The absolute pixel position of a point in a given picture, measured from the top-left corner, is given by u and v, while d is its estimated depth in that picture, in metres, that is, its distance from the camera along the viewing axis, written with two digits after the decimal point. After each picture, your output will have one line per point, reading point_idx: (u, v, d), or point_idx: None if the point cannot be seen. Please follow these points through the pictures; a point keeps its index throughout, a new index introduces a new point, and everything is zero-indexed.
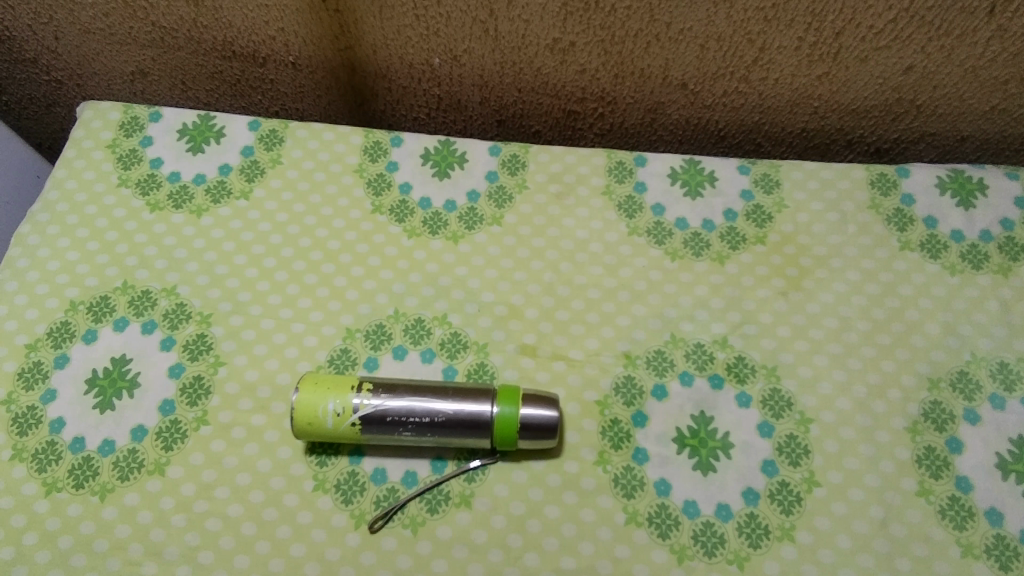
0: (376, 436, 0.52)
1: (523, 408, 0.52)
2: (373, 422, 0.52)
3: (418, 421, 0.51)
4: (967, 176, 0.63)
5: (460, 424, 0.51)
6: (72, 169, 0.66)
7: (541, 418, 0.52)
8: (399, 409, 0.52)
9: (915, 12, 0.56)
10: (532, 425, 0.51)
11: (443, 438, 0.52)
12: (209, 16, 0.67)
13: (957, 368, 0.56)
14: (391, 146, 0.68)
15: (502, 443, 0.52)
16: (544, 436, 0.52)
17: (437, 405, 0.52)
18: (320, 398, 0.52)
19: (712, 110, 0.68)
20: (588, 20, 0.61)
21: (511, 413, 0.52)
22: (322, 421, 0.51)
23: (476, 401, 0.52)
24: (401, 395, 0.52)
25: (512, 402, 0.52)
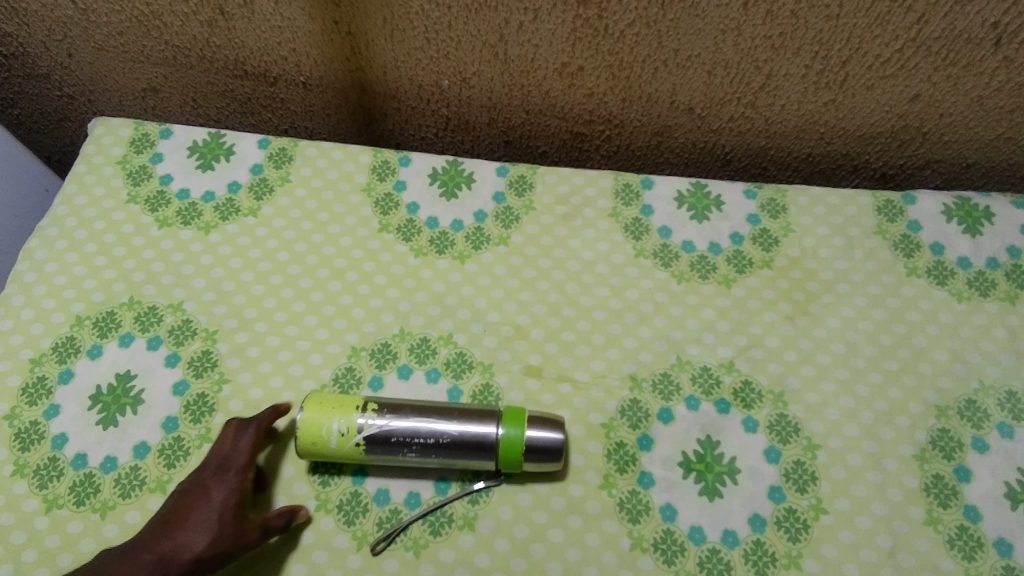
0: (380, 457, 0.52)
1: (529, 430, 0.51)
2: (377, 443, 0.51)
3: (423, 442, 0.51)
4: (973, 203, 0.63)
5: (465, 446, 0.51)
6: (82, 185, 0.67)
7: (547, 441, 0.51)
8: (404, 430, 0.51)
9: (921, 42, 0.57)
10: (537, 448, 0.51)
11: (447, 459, 0.52)
12: (222, 36, 0.68)
13: (965, 396, 0.56)
14: (399, 165, 0.68)
15: (507, 466, 0.52)
16: (550, 459, 0.51)
17: (442, 426, 0.51)
18: (324, 417, 0.52)
19: (718, 135, 0.69)
20: (597, 46, 0.61)
21: (516, 435, 0.51)
22: (326, 440, 0.51)
23: (481, 422, 0.52)
24: (406, 415, 0.52)
25: (517, 424, 0.52)
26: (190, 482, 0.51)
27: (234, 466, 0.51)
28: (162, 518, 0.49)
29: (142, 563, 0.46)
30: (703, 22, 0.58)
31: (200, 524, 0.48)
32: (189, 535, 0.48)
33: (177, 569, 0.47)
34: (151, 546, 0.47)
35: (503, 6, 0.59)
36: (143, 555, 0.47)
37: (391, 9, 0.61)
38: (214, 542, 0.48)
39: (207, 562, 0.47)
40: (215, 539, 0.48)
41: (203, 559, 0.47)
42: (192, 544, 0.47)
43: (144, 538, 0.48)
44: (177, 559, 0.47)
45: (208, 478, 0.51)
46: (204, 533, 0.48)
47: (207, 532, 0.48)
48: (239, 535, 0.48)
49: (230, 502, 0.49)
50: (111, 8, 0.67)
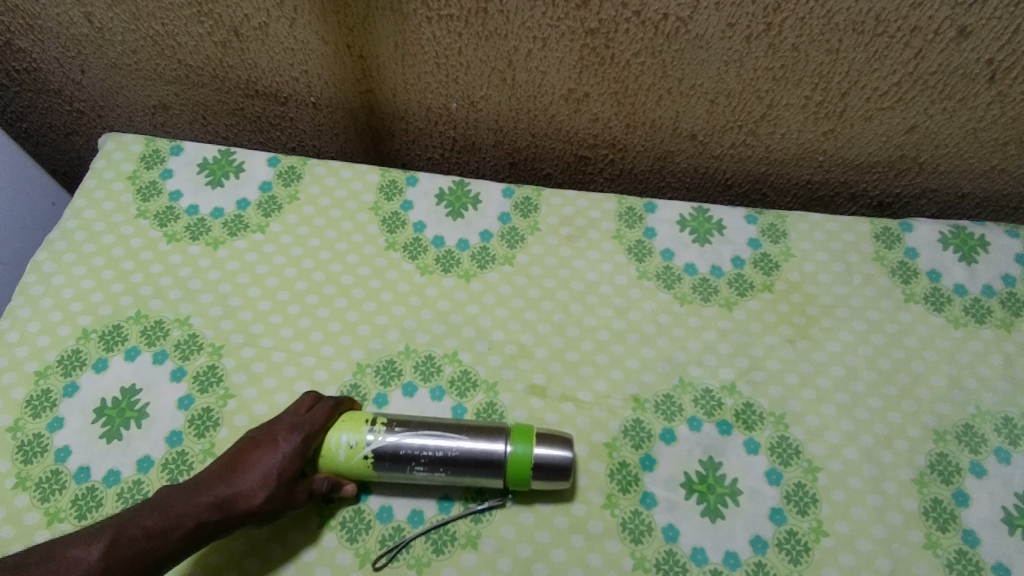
0: (387, 473, 0.52)
1: (536, 447, 0.52)
2: (385, 457, 0.52)
3: (431, 456, 0.51)
4: (969, 232, 0.65)
5: (474, 462, 0.51)
6: (91, 199, 0.68)
7: (555, 458, 0.52)
8: (412, 444, 0.52)
9: (919, 76, 0.58)
10: (545, 465, 0.51)
11: (454, 475, 0.52)
12: (235, 57, 0.69)
13: (962, 421, 0.57)
14: (406, 185, 0.69)
15: (515, 483, 0.52)
16: (557, 476, 0.51)
17: (451, 442, 0.52)
18: (334, 431, 0.52)
19: (720, 160, 0.70)
20: (603, 73, 0.63)
21: (524, 451, 0.52)
22: (334, 452, 0.52)
23: (490, 439, 0.52)
24: (415, 430, 0.52)
25: (526, 440, 0.52)
26: (261, 431, 0.51)
27: (308, 428, 0.51)
28: (225, 461, 0.50)
29: (202, 505, 0.48)
30: (707, 54, 0.59)
31: (262, 479, 0.49)
32: (249, 487, 0.49)
33: (233, 516, 0.48)
34: (212, 489, 0.48)
35: (513, 34, 0.61)
36: (204, 497, 0.48)
37: (404, 35, 0.63)
38: (271, 498, 0.49)
39: (259, 515, 0.49)
40: (273, 496, 0.49)
41: (258, 512, 0.49)
42: (251, 496, 0.49)
43: (204, 477, 0.49)
44: (234, 507, 0.48)
45: (280, 431, 0.51)
46: (264, 488, 0.49)
47: (267, 488, 0.49)
48: (293, 495, 0.50)
49: (295, 464, 0.50)
50: (127, 27, 0.68)
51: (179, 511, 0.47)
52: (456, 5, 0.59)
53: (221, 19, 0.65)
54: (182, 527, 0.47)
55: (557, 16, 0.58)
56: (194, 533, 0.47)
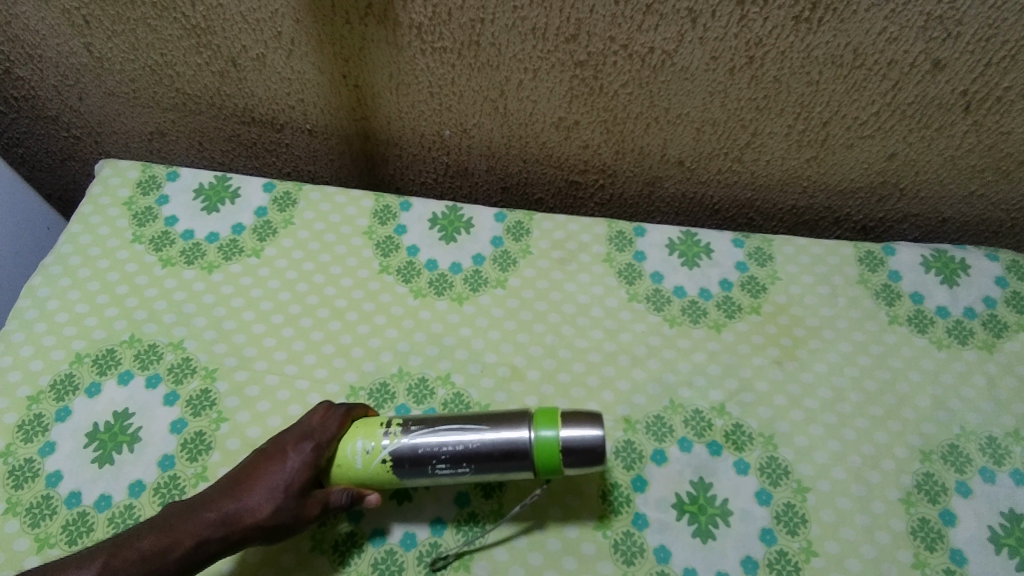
0: (407, 473, 0.51)
1: (562, 429, 0.49)
2: (403, 458, 0.51)
3: (452, 452, 0.50)
4: (950, 256, 0.66)
5: (497, 451, 0.50)
6: (87, 224, 0.68)
7: (583, 439, 0.49)
8: (431, 442, 0.51)
9: (897, 106, 0.60)
10: (574, 448, 0.49)
11: (480, 469, 0.50)
12: (233, 85, 0.70)
13: (948, 441, 0.58)
14: (400, 210, 0.70)
15: (546, 471, 0.50)
16: (590, 459, 0.49)
17: (471, 434, 0.50)
18: (349, 439, 0.52)
19: (707, 186, 0.72)
20: (592, 103, 0.65)
21: (550, 436, 0.49)
22: (351, 460, 0.51)
23: (512, 426, 0.50)
24: (433, 427, 0.51)
25: (551, 423, 0.50)
26: (271, 444, 0.51)
27: (317, 440, 0.51)
28: (235, 475, 0.50)
29: (206, 521, 0.47)
30: (693, 85, 0.61)
31: (269, 491, 0.48)
32: (255, 500, 0.48)
33: (239, 530, 0.48)
34: (217, 504, 0.48)
35: (505, 65, 0.62)
36: (208, 512, 0.48)
37: (398, 65, 0.64)
38: (278, 512, 0.48)
39: (268, 529, 0.48)
40: (280, 509, 0.48)
41: (264, 528, 0.48)
42: (258, 509, 0.48)
43: (211, 492, 0.49)
44: (240, 522, 0.48)
45: (290, 443, 0.50)
46: (272, 500, 0.48)
47: (274, 501, 0.48)
48: (303, 509, 0.49)
49: (305, 476, 0.49)
50: (126, 57, 0.69)
51: (181, 527, 0.47)
52: (449, 37, 0.61)
53: (219, 49, 0.66)
54: (185, 544, 0.47)
55: (547, 48, 0.60)
56: (198, 550, 0.47)
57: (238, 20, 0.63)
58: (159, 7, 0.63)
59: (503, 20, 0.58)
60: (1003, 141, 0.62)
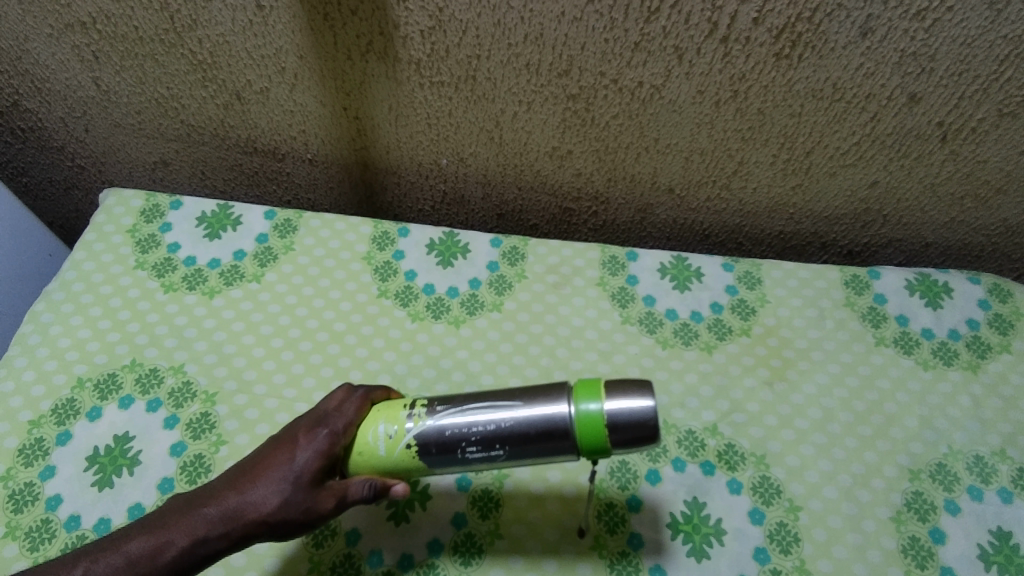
0: (436, 458, 0.49)
1: (605, 401, 0.46)
2: (430, 441, 0.49)
3: (482, 433, 0.48)
4: (933, 279, 0.68)
5: (531, 429, 0.47)
6: (91, 251, 0.70)
7: (631, 411, 0.46)
8: (458, 423, 0.49)
9: (876, 137, 0.62)
10: (624, 421, 0.45)
11: (514, 451, 0.48)
12: (236, 117, 0.72)
13: (935, 460, 0.59)
14: (398, 236, 0.72)
15: (590, 447, 0.46)
16: (638, 430, 0.45)
17: (502, 412, 0.48)
18: (372, 424, 0.50)
19: (696, 213, 0.74)
20: (585, 133, 0.67)
21: (593, 409, 0.46)
22: (374, 447, 0.49)
23: (547, 403, 0.48)
24: (460, 408, 0.49)
25: (593, 395, 0.47)
26: (283, 434, 0.50)
27: (329, 429, 0.49)
28: (242, 468, 0.49)
29: (205, 517, 0.46)
30: (680, 117, 0.64)
31: (277, 483, 0.47)
32: (259, 493, 0.47)
33: (242, 526, 0.46)
34: (219, 498, 0.47)
35: (500, 97, 0.65)
36: (208, 507, 0.47)
37: (397, 99, 0.67)
38: (285, 505, 0.47)
39: (276, 523, 0.47)
40: (287, 502, 0.47)
41: (268, 522, 0.46)
42: (264, 502, 0.46)
43: (214, 486, 0.48)
44: (242, 517, 0.46)
45: (301, 432, 0.49)
46: (279, 492, 0.47)
47: (280, 493, 0.47)
48: (312, 502, 0.47)
49: (315, 466, 0.47)
50: (133, 90, 0.71)
51: (177, 525, 0.46)
52: (447, 72, 0.63)
53: (224, 83, 0.69)
54: (182, 542, 0.46)
55: (540, 82, 0.63)
56: (195, 549, 0.46)
57: (244, 56, 0.65)
58: (167, 44, 0.66)
59: (498, 56, 0.61)
60: (980, 170, 0.64)
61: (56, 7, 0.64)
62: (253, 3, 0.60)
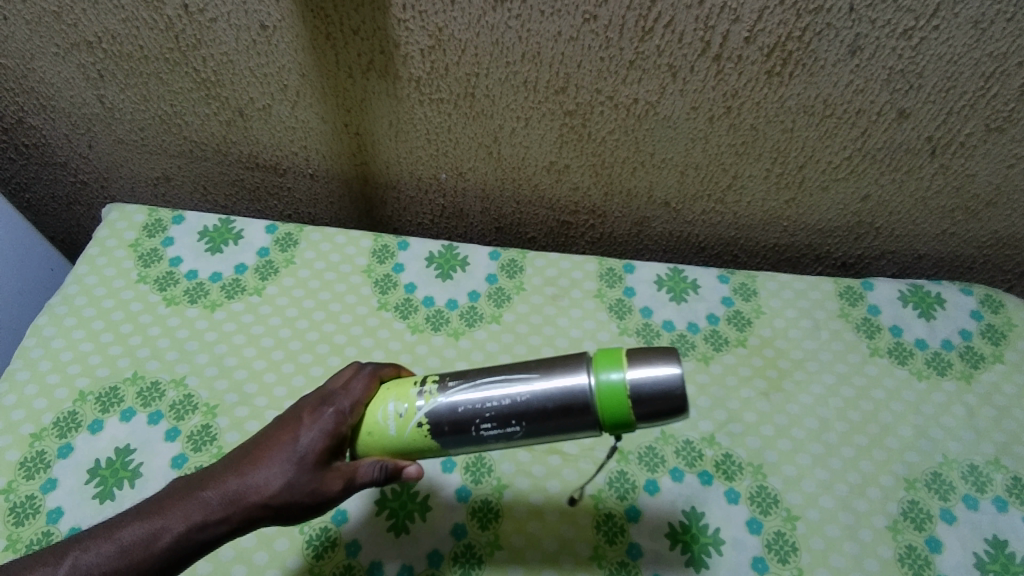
0: (449, 436, 0.48)
1: (628, 369, 0.45)
2: (443, 419, 0.48)
3: (497, 408, 0.47)
4: (926, 290, 0.69)
5: (548, 403, 0.46)
6: (93, 265, 0.70)
7: (655, 379, 0.44)
8: (472, 399, 0.48)
9: (867, 152, 0.64)
10: (651, 389, 0.44)
11: (530, 427, 0.47)
12: (239, 134, 0.73)
13: (931, 470, 0.60)
14: (397, 249, 0.73)
15: (611, 419, 0.45)
16: (662, 400, 0.44)
17: (517, 386, 0.47)
18: (380, 403, 0.50)
19: (692, 226, 0.75)
20: (582, 148, 0.68)
21: (616, 378, 0.45)
22: (384, 426, 0.49)
23: (564, 376, 0.46)
24: (473, 384, 0.49)
25: (615, 364, 0.45)
26: (286, 415, 0.49)
27: (334, 410, 0.49)
28: (243, 450, 0.48)
29: (204, 501, 0.45)
30: (675, 132, 0.65)
31: (281, 464, 0.46)
32: (262, 475, 0.46)
33: (243, 509, 0.46)
34: (220, 482, 0.46)
35: (498, 114, 0.66)
36: (207, 491, 0.46)
37: (397, 115, 0.68)
38: (289, 487, 0.46)
39: (280, 505, 0.46)
40: (291, 484, 0.46)
41: (271, 505, 0.46)
42: (268, 484, 0.46)
43: (214, 469, 0.47)
44: (244, 500, 0.46)
45: (306, 412, 0.49)
46: (283, 473, 0.46)
47: (284, 474, 0.46)
48: (316, 483, 0.46)
49: (321, 446, 0.47)
50: (137, 107, 0.72)
51: (175, 509, 0.45)
52: (446, 89, 0.64)
53: (227, 100, 0.70)
54: (179, 528, 0.44)
55: (537, 99, 0.64)
56: (195, 535, 0.45)
57: (247, 74, 0.66)
58: (171, 63, 0.67)
59: (497, 74, 0.62)
60: (969, 183, 0.65)
61: (62, 27, 0.65)
62: (256, 23, 0.61)
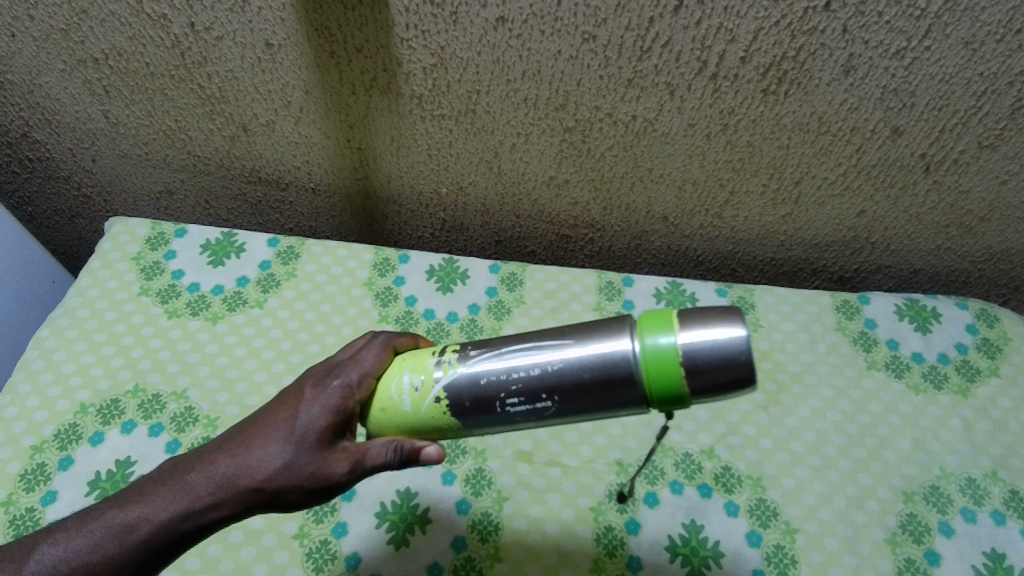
0: (472, 411, 0.46)
1: (680, 333, 0.42)
2: (465, 394, 0.46)
3: (524, 379, 0.45)
4: (921, 304, 0.70)
5: (578, 373, 0.44)
6: (96, 278, 0.71)
7: (711, 344, 0.41)
8: (495, 370, 0.46)
9: (862, 168, 0.65)
10: (706, 355, 0.41)
11: (561, 401, 0.45)
12: (242, 148, 0.74)
13: (928, 483, 0.60)
14: (398, 262, 0.73)
15: (660, 386, 0.42)
16: (719, 365, 0.41)
17: (545, 355, 0.45)
18: (396, 375, 0.49)
19: (690, 240, 0.76)
20: (581, 163, 0.69)
21: (665, 343, 0.42)
22: (399, 401, 0.48)
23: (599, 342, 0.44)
24: (497, 353, 0.47)
25: (666, 328, 0.42)
26: (287, 391, 0.48)
27: (336, 385, 0.47)
28: (238, 431, 0.47)
29: (197, 484, 0.45)
30: (673, 148, 0.66)
31: (278, 444, 0.45)
32: (255, 457, 0.45)
33: (236, 493, 0.45)
34: (209, 465, 0.45)
35: (499, 130, 0.67)
36: (199, 474, 0.45)
37: (399, 131, 0.69)
38: (285, 469, 0.45)
39: (274, 488, 0.45)
40: (287, 466, 0.45)
41: (264, 488, 0.45)
42: (262, 465, 0.45)
43: (207, 451, 0.46)
44: (231, 485, 0.45)
45: (307, 385, 0.48)
46: (279, 454, 0.45)
47: (282, 455, 0.45)
48: (315, 463, 0.45)
49: (323, 421, 0.46)
50: (142, 123, 0.73)
51: (167, 493, 0.45)
52: (448, 106, 0.65)
53: (231, 116, 0.71)
54: (160, 516, 0.44)
55: (538, 116, 0.65)
56: (181, 523, 0.44)
57: (251, 91, 0.67)
58: (177, 79, 0.68)
59: (497, 91, 0.63)
60: (963, 200, 0.66)
61: (69, 44, 0.66)
62: (261, 41, 0.62)
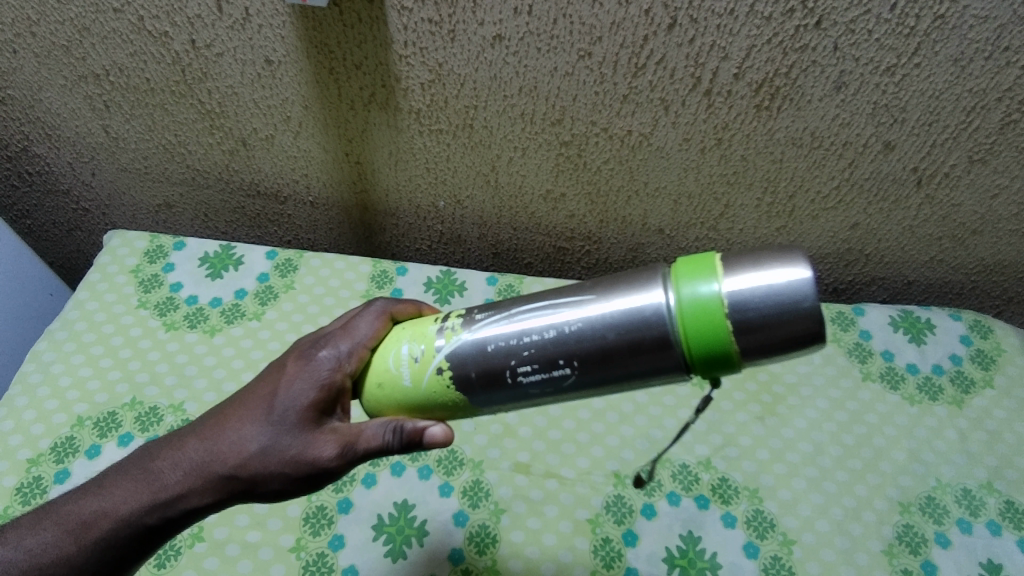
0: (480, 381, 0.44)
1: (727, 279, 0.38)
2: (472, 366, 0.44)
3: (537, 342, 0.43)
4: (916, 316, 0.70)
5: (598, 333, 0.41)
6: (94, 291, 0.71)
7: (767, 290, 0.37)
8: (505, 334, 0.44)
9: (855, 181, 0.65)
10: (757, 304, 0.37)
11: (579, 364, 0.42)
12: (241, 162, 0.75)
13: (924, 493, 0.60)
14: (396, 274, 0.73)
15: (703, 340, 0.39)
16: (776, 314, 0.37)
17: (561, 315, 0.43)
18: (395, 346, 0.48)
19: (686, 252, 0.76)
20: (577, 177, 0.70)
21: (710, 291, 0.38)
22: (398, 374, 0.47)
23: (625, 299, 0.41)
24: (507, 315, 0.45)
25: (710, 275, 0.39)
26: (270, 367, 0.48)
27: (320, 357, 0.47)
28: (211, 416, 0.48)
29: (167, 471, 0.46)
30: (668, 162, 0.67)
31: (255, 427, 0.45)
32: (226, 442, 0.46)
33: (208, 478, 0.45)
34: (176, 453, 0.46)
35: (496, 144, 0.68)
36: (170, 462, 0.46)
37: (398, 145, 0.69)
38: (263, 453, 0.45)
39: (246, 474, 0.45)
40: (264, 450, 0.45)
41: (235, 473, 0.45)
42: (233, 450, 0.45)
43: (178, 436, 0.47)
44: (197, 473, 0.45)
45: (290, 359, 0.48)
46: (255, 437, 0.45)
47: (261, 440, 0.45)
48: (296, 446, 0.45)
49: (306, 393, 0.45)
50: (142, 138, 0.74)
51: (136, 482, 0.46)
52: (446, 121, 0.66)
53: (231, 130, 0.71)
54: (119, 511, 0.45)
55: (534, 130, 0.66)
56: (146, 517, 0.45)
57: (251, 106, 0.68)
58: (177, 95, 0.68)
59: (495, 107, 0.64)
60: (955, 213, 0.66)
61: (70, 60, 0.67)
62: (262, 58, 0.63)
